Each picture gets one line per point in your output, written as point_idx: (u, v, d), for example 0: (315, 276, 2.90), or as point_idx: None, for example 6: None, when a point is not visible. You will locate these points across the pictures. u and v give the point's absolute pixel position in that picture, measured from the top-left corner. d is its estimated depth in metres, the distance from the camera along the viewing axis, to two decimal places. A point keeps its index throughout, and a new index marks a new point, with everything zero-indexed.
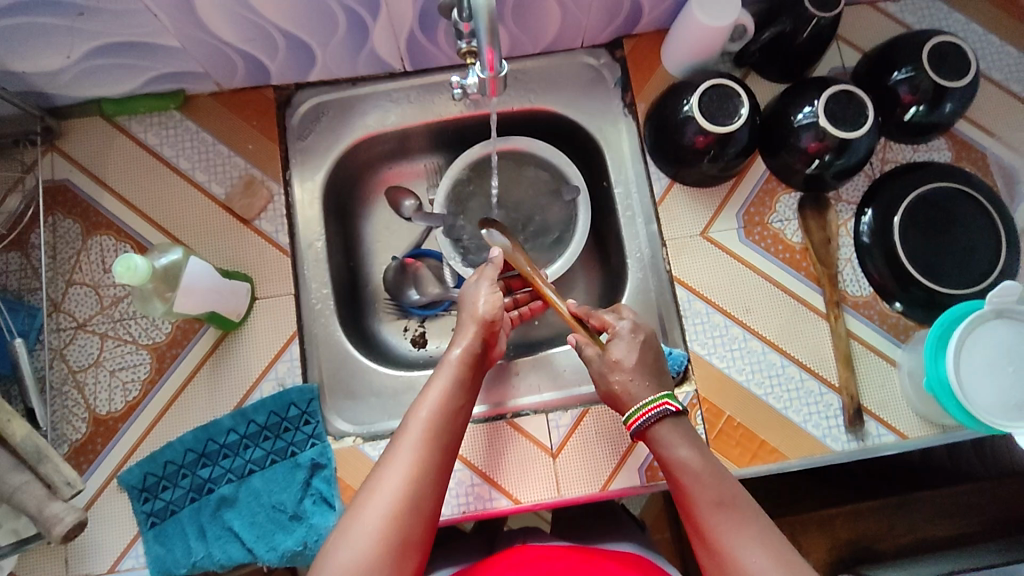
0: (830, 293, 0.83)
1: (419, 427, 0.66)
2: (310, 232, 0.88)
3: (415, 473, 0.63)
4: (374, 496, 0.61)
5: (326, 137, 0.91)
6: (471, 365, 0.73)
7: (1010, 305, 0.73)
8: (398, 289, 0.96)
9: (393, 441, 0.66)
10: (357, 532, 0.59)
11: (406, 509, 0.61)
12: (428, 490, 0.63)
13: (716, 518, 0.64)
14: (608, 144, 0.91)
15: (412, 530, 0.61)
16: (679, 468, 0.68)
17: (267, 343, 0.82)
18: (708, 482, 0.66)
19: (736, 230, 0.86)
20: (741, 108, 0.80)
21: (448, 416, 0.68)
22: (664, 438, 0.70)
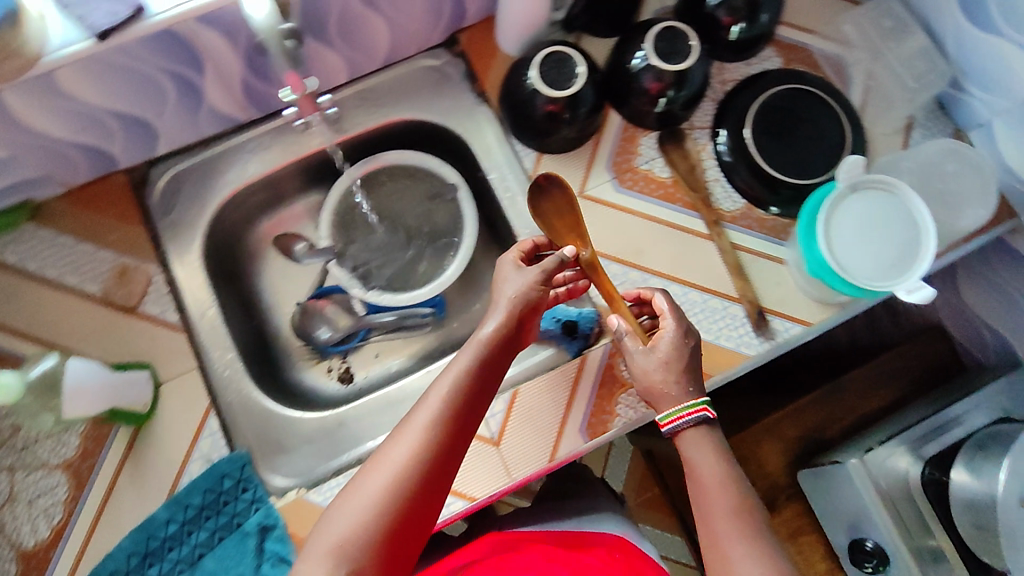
0: (709, 215, 0.87)
1: (434, 409, 0.65)
2: (199, 302, 0.85)
3: (419, 454, 0.63)
4: (373, 469, 0.62)
5: (192, 205, 0.89)
6: (500, 343, 0.71)
7: (860, 177, 0.77)
8: (309, 333, 0.95)
9: (410, 414, 0.66)
10: (352, 503, 0.60)
11: (403, 485, 0.61)
12: (426, 471, 0.62)
13: (730, 523, 0.68)
14: (471, 136, 0.92)
15: (408, 511, 0.61)
16: (703, 481, 0.70)
17: (183, 424, 0.80)
18: (727, 491, 0.70)
19: (609, 181, 0.89)
20: (578, 67, 0.82)
21: (465, 395, 0.67)
22: (693, 444, 0.72)
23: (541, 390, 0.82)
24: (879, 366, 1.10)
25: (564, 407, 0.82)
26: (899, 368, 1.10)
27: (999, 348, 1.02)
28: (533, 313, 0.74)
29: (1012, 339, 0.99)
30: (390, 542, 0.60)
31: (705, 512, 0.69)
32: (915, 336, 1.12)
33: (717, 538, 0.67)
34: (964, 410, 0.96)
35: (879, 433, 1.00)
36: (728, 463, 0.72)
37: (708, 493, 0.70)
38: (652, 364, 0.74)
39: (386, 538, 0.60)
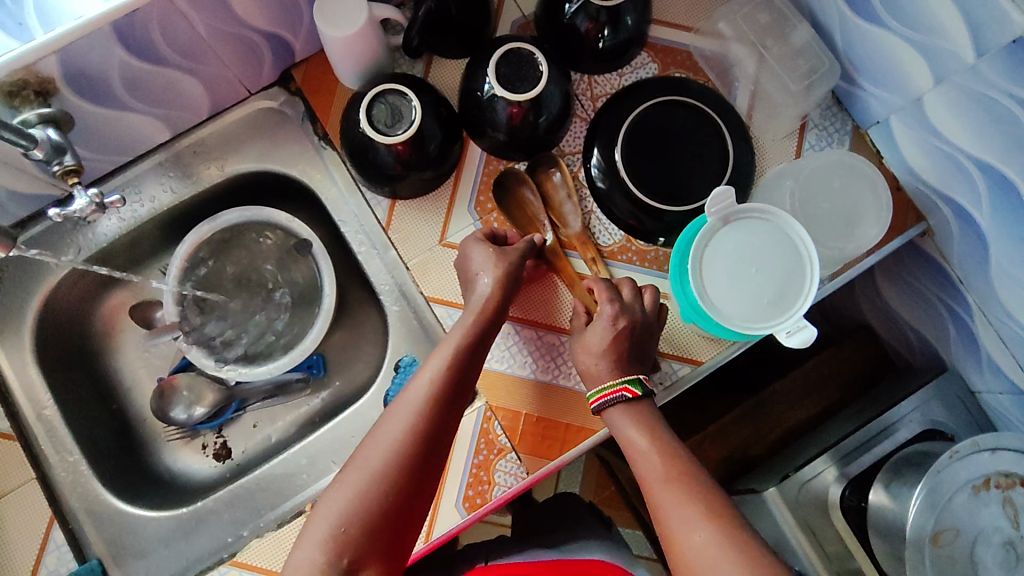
0: (585, 253, 0.79)
1: (419, 397, 0.63)
2: (36, 400, 0.79)
3: (411, 439, 0.61)
4: (361, 460, 0.60)
5: (15, 292, 0.80)
6: (483, 322, 0.68)
7: (732, 207, 0.69)
8: (172, 413, 0.87)
9: (395, 399, 0.64)
10: (344, 494, 0.58)
11: (393, 473, 0.59)
12: (414, 458, 0.60)
13: (662, 495, 0.62)
14: (318, 184, 0.84)
15: (400, 499, 0.59)
16: (633, 450, 0.67)
17: (23, 541, 0.72)
18: (655, 461, 0.65)
19: (473, 225, 0.81)
20: (413, 103, 0.73)
21: (456, 374, 0.65)
22: (617, 423, 0.69)
23: None
24: (804, 374, 1.03)
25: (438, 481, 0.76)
26: (826, 376, 1.03)
27: (925, 353, 0.94)
28: (509, 291, 0.70)
29: (938, 347, 0.90)
30: (381, 534, 0.58)
31: (643, 481, 0.65)
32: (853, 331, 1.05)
33: (656, 504, 0.63)
34: (897, 417, 0.87)
35: (802, 455, 0.93)
36: (655, 426, 0.68)
37: (640, 457, 0.65)
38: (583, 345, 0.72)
39: (380, 529, 0.58)
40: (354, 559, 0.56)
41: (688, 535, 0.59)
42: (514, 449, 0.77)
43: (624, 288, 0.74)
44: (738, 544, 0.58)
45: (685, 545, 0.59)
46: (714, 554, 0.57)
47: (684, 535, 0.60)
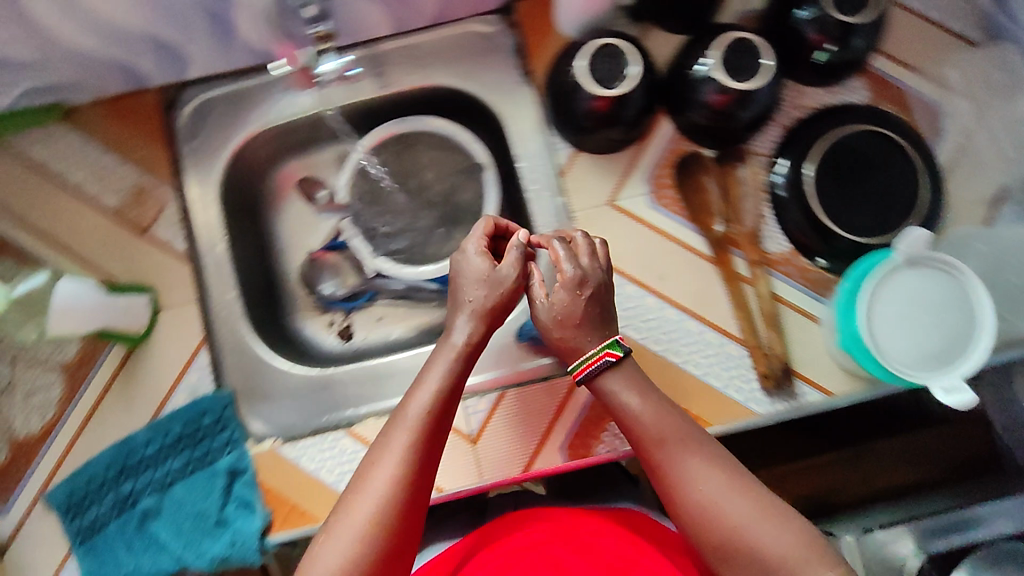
0: (749, 253, 0.79)
1: (406, 439, 0.61)
2: (210, 236, 0.85)
3: (404, 482, 0.59)
4: (354, 504, 0.59)
5: (218, 135, 0.87)
6: (468, 355, 0.67)
7: (920, 253, 0.69)
8: (315, 284, 0.94)
9: (382, 439, 0.63)
10: (341, 539, 0.57)
11: (390, 517, 0.58)
12: (410, 498, 0.59)
13: (663, 453, 0.64)
14: (507, 114, 0.87)
15: (400, 540, 0.59)
16: (629, 412, 0.67)
17: (176, 353, 0.82)
18: (653, 420, 0.66)
19: (645, 195, 0.82)
20: (627, 66, 0.75)
21: (443, 410, 0.64)
22: (611, 388, 0.68)
23: (528, 400, 0.81)
24: (909, 441, 1.02)
25: (549, 421, 0.80)
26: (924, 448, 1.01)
27: None
28: (485, 322, 0.69)
29: None
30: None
31: (642, 442, 0.66)
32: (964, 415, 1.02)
33: (664, 459, 0.64)
34: (987, 511, 0.87)
35: (881, 517, 0.94)
36: (650, 391, 0.68)
37: (638, 420, 0.66)
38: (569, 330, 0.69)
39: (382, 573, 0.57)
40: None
41: (697, 489, 0.62)
42: None
43: (582, 251, 0.71)
44: (751, 495, 0.61)
45: (693, 491, 0.62)
46: (729, 501, 0.61)
47: (692, 489, 0.62)
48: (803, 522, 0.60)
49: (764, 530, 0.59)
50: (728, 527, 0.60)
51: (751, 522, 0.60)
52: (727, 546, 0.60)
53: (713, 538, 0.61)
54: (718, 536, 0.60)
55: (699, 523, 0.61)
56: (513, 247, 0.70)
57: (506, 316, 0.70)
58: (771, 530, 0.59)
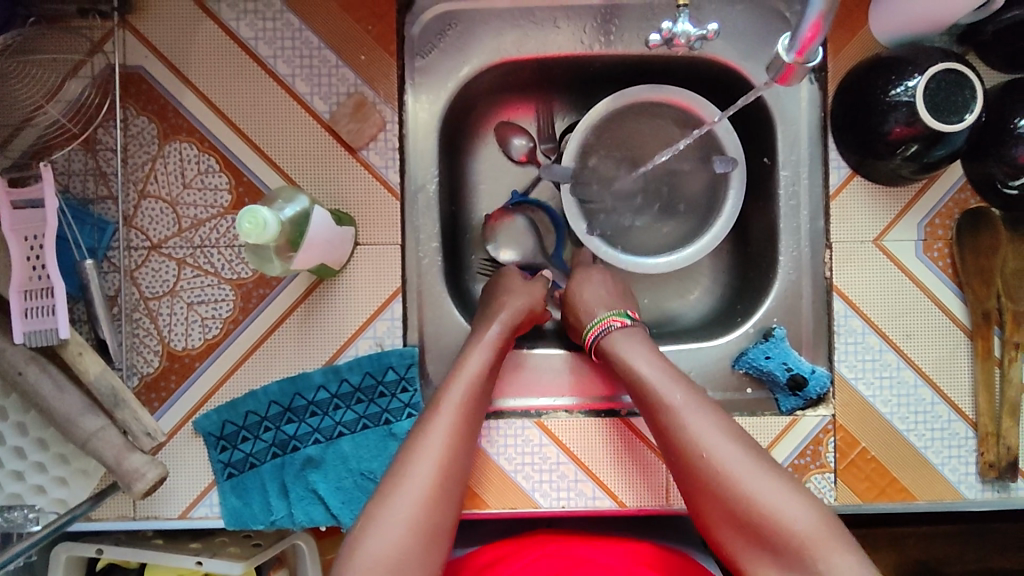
0: (1011, 334, 0.73)
1: (449, 418, 0.63)
2: (421, 172, 0.76)
3: (445, 464, 0.61)
4: (395, 498, 0.59)
5: (452, 56, 0.76)
6: (501, 348, 0.71)
7: None
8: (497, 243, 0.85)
9: (417, 429, 0.64)
10: (386, 520, 0.57)
11: (436, 498, 0.60)
12: (447, 484, 0.61)
13: (681, 416, 0.62)
14: (781, 113, 0.76)
15: (445, 516, 0.60)
16: (643, 373, 0.66)
17: (367, 297, 0.73)
18: (671, 383, 0.65)
19: (915, 242, 0.74)
20: (972, 105, 0.66)
21: (474, 400, 0.66)
22: (619, 347, 0.70)
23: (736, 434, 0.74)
24: None
25: None
26: None
27: None
28: (514, 323, 0.72)
29: None
30: (429, 555, 0.58)
31: (656, 406, 0.64)
32: None
33: (679, 424, 0.62)
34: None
35: None
36: (660, 356, 0.68)
37: (655, 382, 0.65)
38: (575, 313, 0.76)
39: (428, 550, 0.58)
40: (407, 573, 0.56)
41: (713, 457, 0.60)
42: (834, 471, 0.74)
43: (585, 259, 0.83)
44: (764, 465, 0.60)
45: (712, 459, 0.60)
46: (747, 472, 0.59)
47: (708, 456, 0.60)
48: (821, 503, 0.58)
49: (776, 500, 0.57)
50: (743, 498, 0.58)
51: (761, 491, 0.58)
52: (742, 514, 0.58)
53: (724, 509, 0.59)
54: (729, 504, 0.59)
55: (706, 491, 0.60)
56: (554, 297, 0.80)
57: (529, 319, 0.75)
58: (785, 502, 0.57)
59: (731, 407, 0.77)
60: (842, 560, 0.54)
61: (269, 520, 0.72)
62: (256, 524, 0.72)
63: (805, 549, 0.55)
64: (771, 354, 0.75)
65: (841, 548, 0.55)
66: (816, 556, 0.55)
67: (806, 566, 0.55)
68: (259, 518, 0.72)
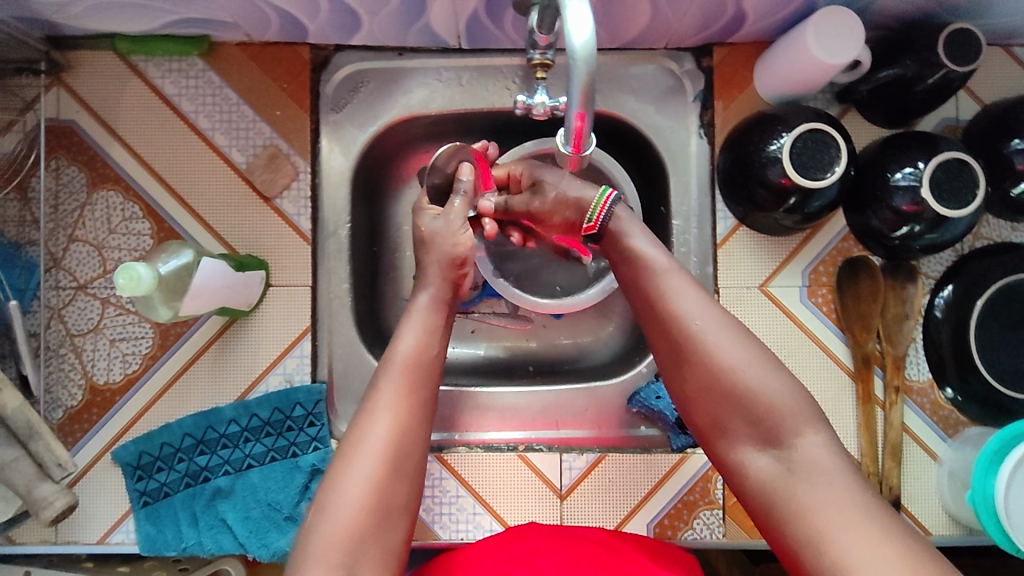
0: (891, 377, 0.76)
1: (393, 384, 0.60)
2: (335, 217, 0.80)
3: (394, 439, 0.57)
4: (344, 480, 0.55)
5: (365, 111, 0.81)
6: (444, 310, 0.67)
7: None
8: None
9: (371, 392, 0.61)
10: (344, 497, 0.55)
11: (391, 469, 0.57)
12: (398, 468, 0.57)
13: (666, 287, 0.60)
14: (675, 165, 0.81)
15: (398, 493, 0.57)
16: (640, 251, 0.63)
17: (279, 335, 0.77)
18: (664, 271, 0.61)
19: (799, 287, 0.78)
20: (837, 163, 0.69)
21: (424, 370, 0.62)
22: (623, 230, 0.65)
23: (628, 469, 0.77)
24: None
25: (645, 495, 0.77)
26: None
27: None
28: (447, 290, 0.69)
29: None
30: (386, 533, 0.55)
31: (646, 281, 0.62)
32: None
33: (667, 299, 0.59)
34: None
35: None
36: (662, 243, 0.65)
37: (652, 257, 0.62)
38: (549, 205, 0.72)
39: (385, 530, 0.55)
40: (365, 565, 0.53)
41: (699, 334, 0.57)
42: (723, 507, 0.76)
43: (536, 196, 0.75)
44: (747, 341, 0.57)
45: (695, 335, 0.57)
46: (732, 347, 0.57)
47: (692, 332, 0.58)
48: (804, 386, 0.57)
49: (756, 376, 0.55)
50: (722, 371, 0.56)
51: (748, 370, 0.56)
52: (719, 389, 0.56)
53: (703, 383, 0.57)
54: (709, 376, 0.57)
55: (682, 363, 0.58)
56: (458, 196, 0.74)
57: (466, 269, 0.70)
58: (764, 381, 0.55)
59: (629, 445, 0.80)
60: (814, 440, 0.53)
61: (181, 547, 0.76)
62: (167, 550, 0.75)
63: (784, 425, 0.54)
64: (662, 395, 0.78)
65: (812, 424, 0.54)
66: (786, 428, 0.54)
67: (778, 437, 0.54)
68: (171, 545, 0.75)
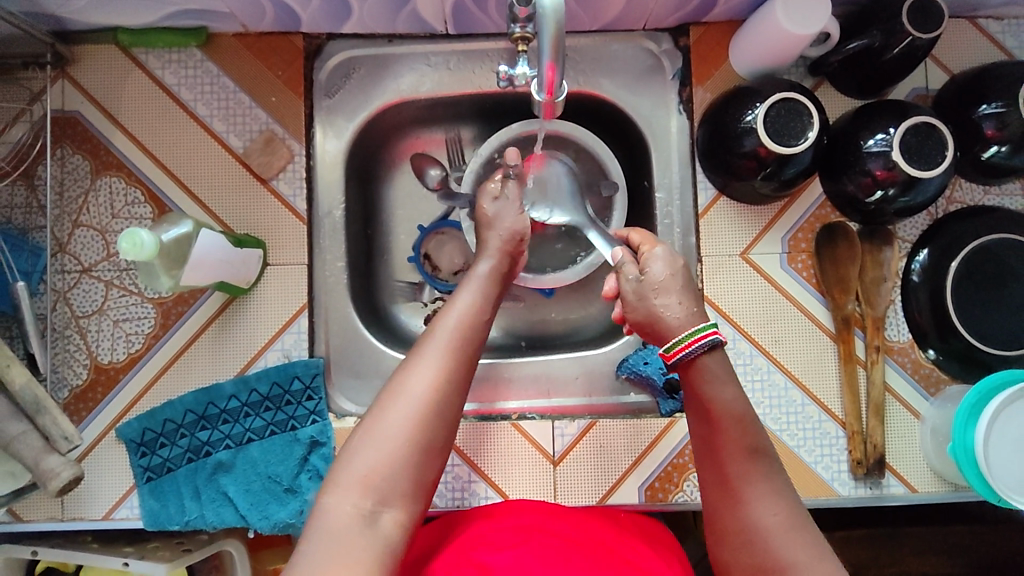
0: (871, 337, 0.78)
1: (447, 331, 0.60)
2: (329, 199, 0.84)
3: (441, 383, 0.57)
4: (388, 414, 0.55)
5: (357, 96, 0.84)
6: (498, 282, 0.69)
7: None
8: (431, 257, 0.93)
9: (420, 342, 0.61)
10: (383, 431, 0.55)
11: (435, 408, 0.56)
12: (445, 413, 0.57)
13: (746, 464, 0.56)
14: (656, 142, 0.84)
15: (437, 437, 0.56)
16: (717, 410, 0.59)
17: (277, 312, 0.80)
18: (738, 429, 0.58)
19: (779, 254, 0.81)
20: (810, 129, 0.72)
21: (478, 325, 0.62)
22: (709, 374, 0.60)
23: (618, 434, 0.79)
24: (942, 532, 1.00)
25: (634, 459, 0.79)
26: (967, 546, 0.99)
27: None
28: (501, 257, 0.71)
29: None
30: (421, 472, 0.55)
31: (718, 444, 0.58)
32: (997, 521, 1.00)
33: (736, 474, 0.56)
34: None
35: None
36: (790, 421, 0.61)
37: (733, 423, 0.58)
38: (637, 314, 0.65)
39: (421, 468, 0.55)
40: (390, 505, 0.53)
41: (760, 515, 0.54)
42: None
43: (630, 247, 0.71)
44: (808, 532, 0.53)
45: (757, 516, 0.54)
46: (789, 529, 0.53)
47: (756, 512, 0.54)
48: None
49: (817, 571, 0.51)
50: (775, 562, 0.52)
51: (803, 562, 0.51)
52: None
53: (751, 564, 0.53)
54: (758, 565, 0.53)
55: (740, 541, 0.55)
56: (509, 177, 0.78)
57: (522, 246, 0.73)
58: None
59: (618, 412, 0.83)
60: None
61: (184, 521, 0.77)
62: (171, 524, 0.77)
63: None
64: (649, 360, 0.81)
65: None
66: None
67: None
68: (174, 519, 0.77)
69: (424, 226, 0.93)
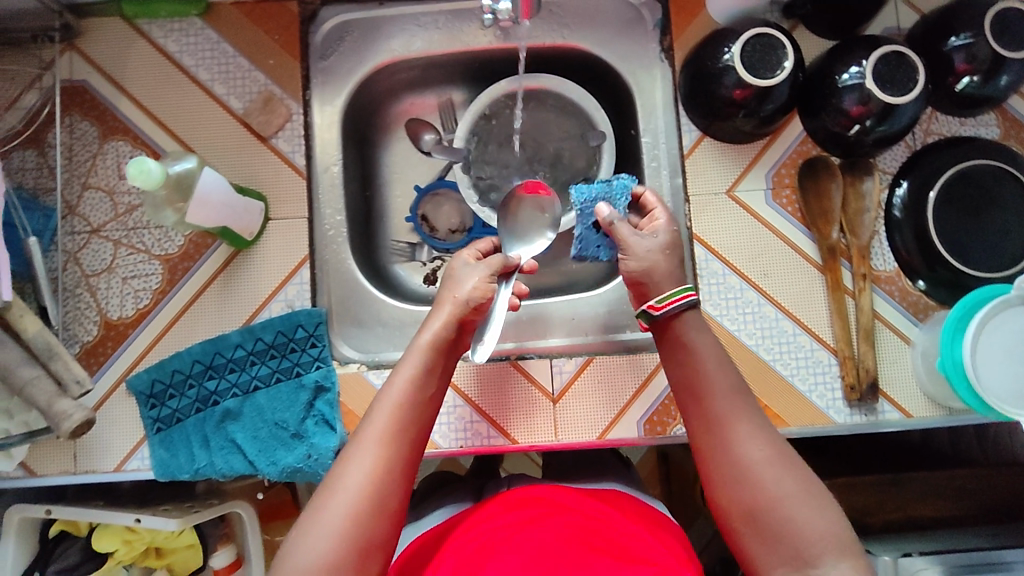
0: (857, 266, 0.81)
1: (384, 419, 0.63)
2: (327, 156, 0.87)
3: (378, 474, 0.60)
4: (322, 516, 0.58)
5: (350, 58, 0.88)
6: (444, 352, 0.69)
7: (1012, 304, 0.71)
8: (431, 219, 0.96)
9: (356, 436, 0.63)
10: (319, 533, 0.58)
11: (367, 509, 0.59)
12: (384, 506, 0.60)
13: (717, 404, 0.64)
14: (640, 90, 0.88)
15: (378, 530, 0.59)
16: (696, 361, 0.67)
17: (279, 265, 0.82)
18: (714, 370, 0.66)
19: (763, 190, 0.83)
20: (785, 61, 0.75)
21: (416, 408, 0.65)
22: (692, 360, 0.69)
23: (614, 371, 0.81)
24: (947, 477, 0.98)
25: (633, 393, 0.80)
26: (975, 492, 0.97)
27: None
28: (453, 323, 0.68)
29: None
30: (363, 569, 0.58)
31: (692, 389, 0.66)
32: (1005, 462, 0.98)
33: (716, 418, 0.64)
34: (1018, 557, 0.82)
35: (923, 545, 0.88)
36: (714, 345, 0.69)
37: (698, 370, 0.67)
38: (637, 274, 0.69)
39: (363, 565, 0.58)
40: None
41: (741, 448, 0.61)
42: None
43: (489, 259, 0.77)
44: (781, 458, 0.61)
45: (736, 451, 0.62)
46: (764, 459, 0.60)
47: (736, 444, 0.62)
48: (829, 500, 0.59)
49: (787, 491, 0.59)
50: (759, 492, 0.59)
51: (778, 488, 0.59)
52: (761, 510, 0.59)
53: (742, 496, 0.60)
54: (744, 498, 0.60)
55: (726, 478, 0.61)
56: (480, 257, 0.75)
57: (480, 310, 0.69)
58: (830, 523, 0.57)
59: (615, 350, 0.85)
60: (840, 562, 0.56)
61: (193, 469, 0.79)
62: (181, 473, 0.79)
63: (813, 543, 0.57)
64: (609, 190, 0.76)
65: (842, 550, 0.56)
66: (827, 565, 0.56)
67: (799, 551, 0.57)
68: (185, 467, 0.79)
69: (420, 186, 0.96)
